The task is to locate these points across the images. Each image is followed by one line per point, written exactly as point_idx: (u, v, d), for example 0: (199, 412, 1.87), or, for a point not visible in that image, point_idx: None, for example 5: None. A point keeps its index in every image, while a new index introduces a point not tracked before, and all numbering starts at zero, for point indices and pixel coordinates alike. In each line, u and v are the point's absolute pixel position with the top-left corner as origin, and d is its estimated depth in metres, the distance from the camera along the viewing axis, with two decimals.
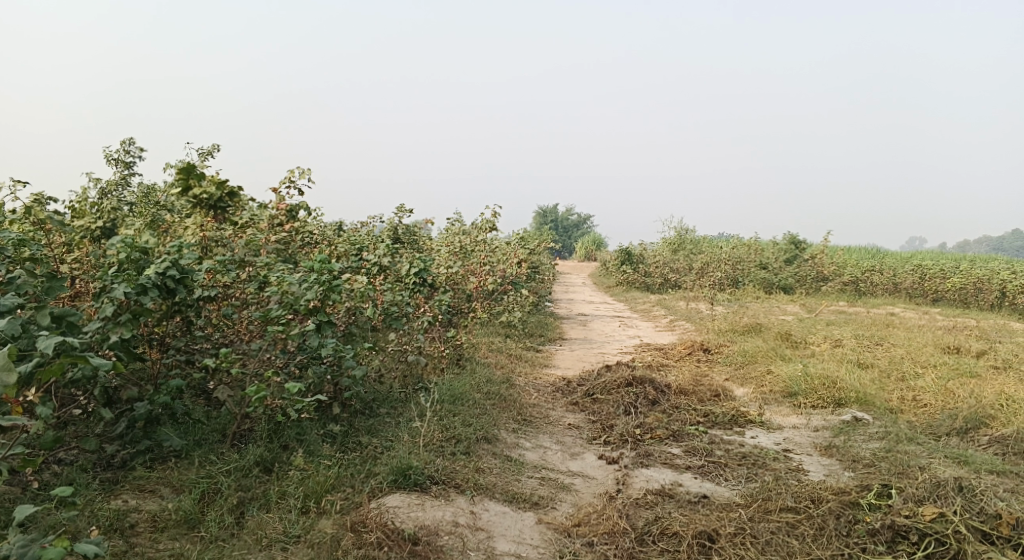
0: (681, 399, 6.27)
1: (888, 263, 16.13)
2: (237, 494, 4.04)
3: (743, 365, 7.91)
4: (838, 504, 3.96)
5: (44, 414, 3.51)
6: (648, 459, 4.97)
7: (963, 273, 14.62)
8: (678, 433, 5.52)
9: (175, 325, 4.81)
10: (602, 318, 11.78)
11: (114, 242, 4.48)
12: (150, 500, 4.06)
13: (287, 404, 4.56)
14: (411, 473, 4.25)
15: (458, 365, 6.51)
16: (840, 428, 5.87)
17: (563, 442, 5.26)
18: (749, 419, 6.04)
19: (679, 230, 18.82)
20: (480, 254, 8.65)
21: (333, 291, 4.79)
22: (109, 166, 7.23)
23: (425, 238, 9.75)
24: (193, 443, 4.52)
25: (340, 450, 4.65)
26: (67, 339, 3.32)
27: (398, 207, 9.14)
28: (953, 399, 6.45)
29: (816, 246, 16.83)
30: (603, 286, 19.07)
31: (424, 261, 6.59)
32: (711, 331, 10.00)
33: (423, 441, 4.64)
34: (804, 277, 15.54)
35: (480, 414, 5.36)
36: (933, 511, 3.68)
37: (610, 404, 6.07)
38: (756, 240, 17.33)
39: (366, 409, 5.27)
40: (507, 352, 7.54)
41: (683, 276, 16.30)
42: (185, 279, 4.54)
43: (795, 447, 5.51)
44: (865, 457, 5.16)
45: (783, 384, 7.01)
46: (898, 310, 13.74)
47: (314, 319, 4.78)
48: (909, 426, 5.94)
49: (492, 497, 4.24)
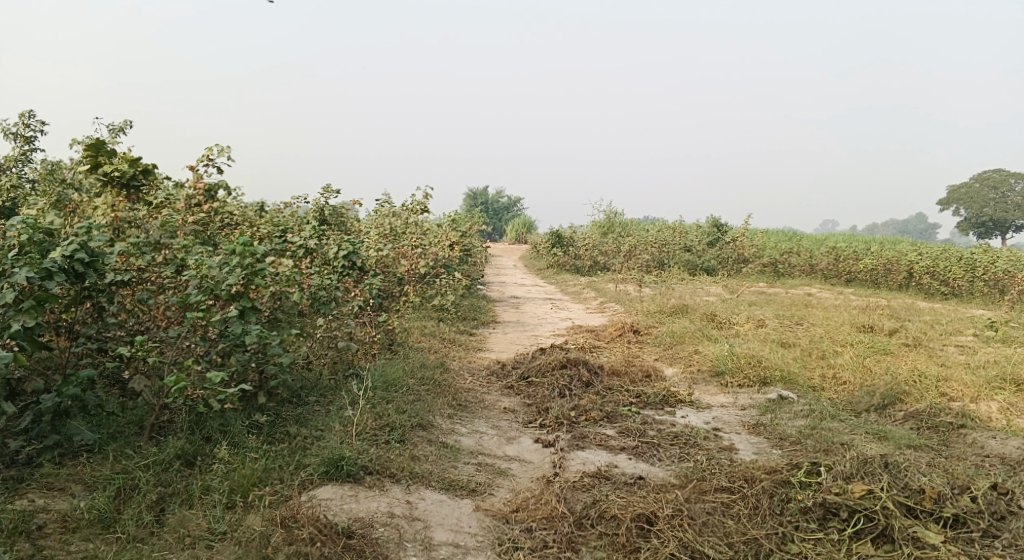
0: (613, 381, 6.29)
1: (804, 246, 16.65)
2: (157, 490, 3.84)
3: (672, 345, 8.02)
4: (771, 483, 4.02)
5: None
6: (583, 442, 4.96)
7: (874, 255, 15.20)
8: (612, 414, 5.53)
9: (85, 311, 4.54)
10: (534, 300, 11.80)
11: (14, 222, 4.17)
12: (60, 498, 3.81)
13: (209, 394, 4.34)
14: (343, 464, 4.10)
15: (389, 350, 6.37)
16: (766, 407, 6.00)
17: (499, 427, 5.20)
18: (679, 399, 6.10)
19: (608, 212, 18.98)
20: (410, 236, 8.49)
21: (257, 276, 4.60)
22: (7, 141, 6.75)
23: (353, 220, 9.51)
24: (107, 437, 4.27)
25: (268, 441, 4.47)
26: None
27: (324, 187, 8.88)
28: (871, 377, 6.67)
29: (738, 228, 17.22)
30: (533, 270, 19.07)
31: (353, 243, 6.42)
32: (640, 313, 10.10)
33: (356, 430, 4.50)
34: (726, 258, 15.98)
35: (414, 400, 5.25)
36: (862, 488, 3.77)
37: (545, 387, 6.04)
38: (680, 223, 17.63)
39: (295, 397, 5.09)
40: (440, 336, 7.43)
41: (611, 258, 16.47)
42: (96, 262, 4.28)
43: (724, 426, 5.59)
44: (791, 435, 5.28)
45: (711, 364, 7.13)
46: (814, 291, 14.20)
47: (237, 305, 4.58)
48: (831, 404, 6.11)
49: (428, 485, 4.14)
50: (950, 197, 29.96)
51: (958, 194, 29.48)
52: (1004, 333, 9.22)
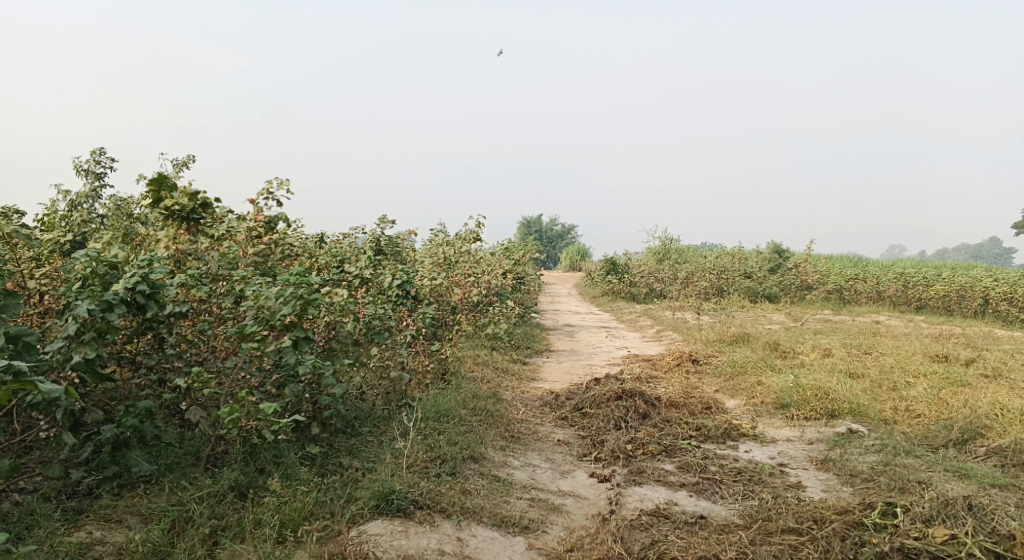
0: (672, 413, 6.09)
1: (870, 271, 16.11)
2: (210, 523, 3.81)
3: (733, 376, 7.76)
4: (842, 525, 3.78)
5: None
6: (641, 477, 4.78)
7: (947, 281, 14.59)
8: (671, 448, 5.33)
9: (147, 342, 4.61)
10: (589, 329, 11.62)
11: (79, 255, 4.25)
12: (116, 530, 3.81)
13: (262, 425, 4.32)
14: (394, 498, 4.02)
15: (443, 380, 6.30)
16: (835, 441, 5.72)
17: (553, 460, 5.06)
18: (741, 433, 5.87)
19: (664, 239, 18.72)
20: (464, 265, 8.45)
21: (311, 306, 4.59)
22: (78, 178, 6.98)
23: (408, 249, 9.53)
24: (164, 468, 4.27)
25: (320, 473, 4.41)
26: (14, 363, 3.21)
27: (380, 218, 8.94)
28: (948, 410, 6.31)
29: (800, 254, 16.77)
30: (588, 297, 18.89)
31: (407, 272, 6.40)
32: (699, 342, 9.85)
33: (407, 463, 4.43)
34: (788, 285, 15.54)
35: (466, 431, 5.15)
36: (944, 533, 3.54)
37: (600, 418, 5.87)
38: (739, 249, 17.27)
39: (348, 428, 5.05)
40: (493, 366, 7.34)
41: (668, 286, 16.19)
42: (156, 294, 4.33)
43: (790, 462, 5.34)
44: (863, 471, 5.01)
45: (775, 396, 6.86)
46: (883, 318, 13.67)
47: (291, 335, 4.59)
48: (905, 438, 5.80)
49: (480, 521, 4.02)
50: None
51: None
52: None
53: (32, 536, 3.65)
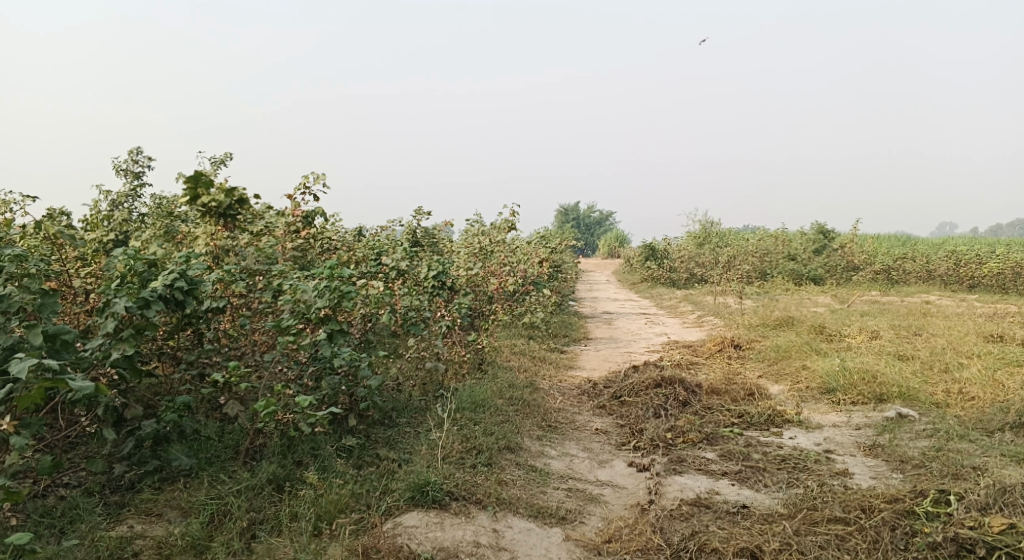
0: (713, 400, 5.97)
1: (920, 251, 15.67)
2: (248, 516, 3.82)
3: (776, 361, 7.59)
4: (892, 514, 3.63)
5: (21, 444, 3.34)
6: (681, 466, 4.68)
7: (1000, 259, 14.14)
8: (712, 436, 5.22)
9: (187, 338, 4.64)
10: (628, 316, 11.49)
11: (117, 254, 4.27)
12: (157, 524, 3.85)
13: (299, 417, 4.29)
14: (429, 489, 3.99)
15: (479, 370, 6.26)
16: (883, 426, 5.55)
17: (591, 449, 4.98)
18: (785, 419, 5.73)
19: (704, 223, 18.44)
20: (501, 254, 8.38)
21: (346, 299, 4.57)
22: (118, 178, 7.08)
23: (444, 240, 9.50)
24: (204, 461, 4.28)
25: (357, 465, 4.39)
26: (44, 361, 3.22)
27: (416, 210, 8.92)
28: (1003, 392, 6.08)
29: (846, 235, 16.36)
30: (628, 283, 18.71)
31: (443, 263, 6.34)
32: (741, 327, 9.66)
33: (442, 454, 4.39)
34: (834, 267, 15.16)
35: (503, 421, 5.11)
36: (1002, 522, 3.37)
37: (639, 406, 5.78)
38: (782, 231, 16.90)
39: (385, 419, 5.03)
40: (530, 355, 7.28)
41: (709, 270, 15.94)
42: (194, 290, 4.33)
43: (837, 448, 5.19)
44: (914, 457, 4.84)
45: (820, 381, 6.68)
46: (934, 298, 13.28)
47: (326, 328, 4.54)
48: (958, 422, 5.60)
49: (516, 512, 3.97)
50: None
51: None
52: None
53: (75, 531, 3.70)
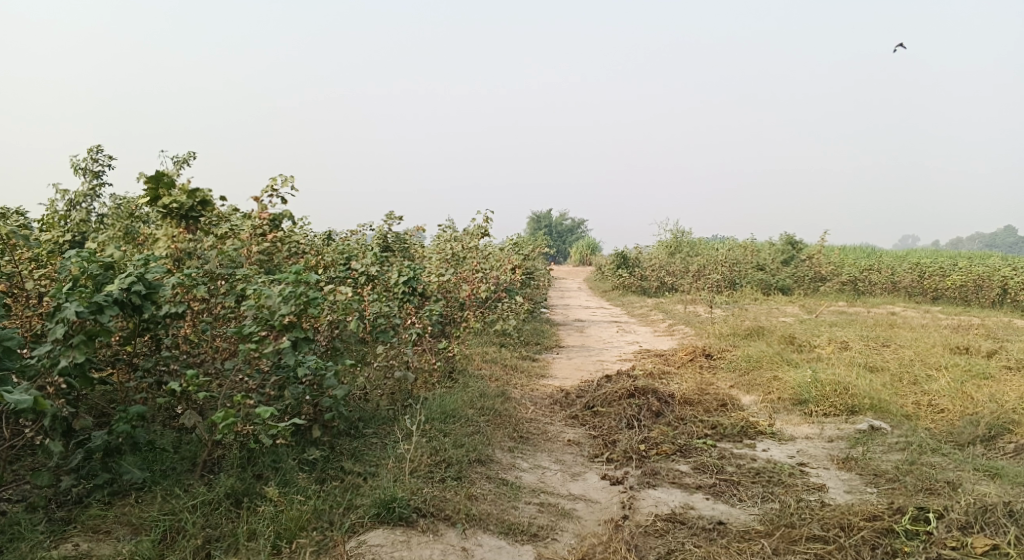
0: (686, 411, 5.88)
1: (885, 262, 15.86)
2: (203, 533, 3.64)
3: (747, 371, 7.55)
4: (872, 532, 3.56)
5: None
6: (654, 479, 4.58)
7: (963, 271, 14.35)
8: (686, 448, 5.13)
9: (144, 344, 4.43)
10: (600, 324, 11.41)
11: (69, 255, 4.05)
12: (105, 542, 3.64)
13: (259, 429, 4.09)
14: (395, 506, 3.84)
15: (450, 378, 6.10)
16: (856, 439, 5.52)
17: (563, 461, 4.86)
18: (758, 431, 5.67)
19: (676, 232, 18.47)
20: (473, 260, 8.23)
21: (312, 305, 4.40)
22: (76, 176, 6.82)
23: (416, 245, 9.33)
24: (158, 474, 4.08)
25: (320, 479, 4.21)
26: None
27: (387, 214, 8.74)
28: (972, 405, 6.11)
29: (813, 245, 16.48)
30: (599, 291, 18.67)
31: (414, 269, 6.19)
32: (712, 336, 9.62)
33: (411, 467, 4.24)
34: (802, 277, 15.28)
35: (474, 433, 4.96)
36: (985, 542, 3.32)
37: (612, 417, 5.67)
38: (752, 241, 16.99)
39: (351, 430, 4.85)
40: (502, 363, 7.14)
41: (680, 279, 15.94)
42: (152, 294, 4.12)
43: (810, 461, 5.14)
44: (887, 471, 4.80)
45: (792, 392, 6.64)
46: (899, 309, 13.43)
47: (289, 336, 4.37)
48: (930, 435, 5.58)
49: (487, 529, 3.83)
50: None
51: None
52: None
53: (15, 550, 3.48)
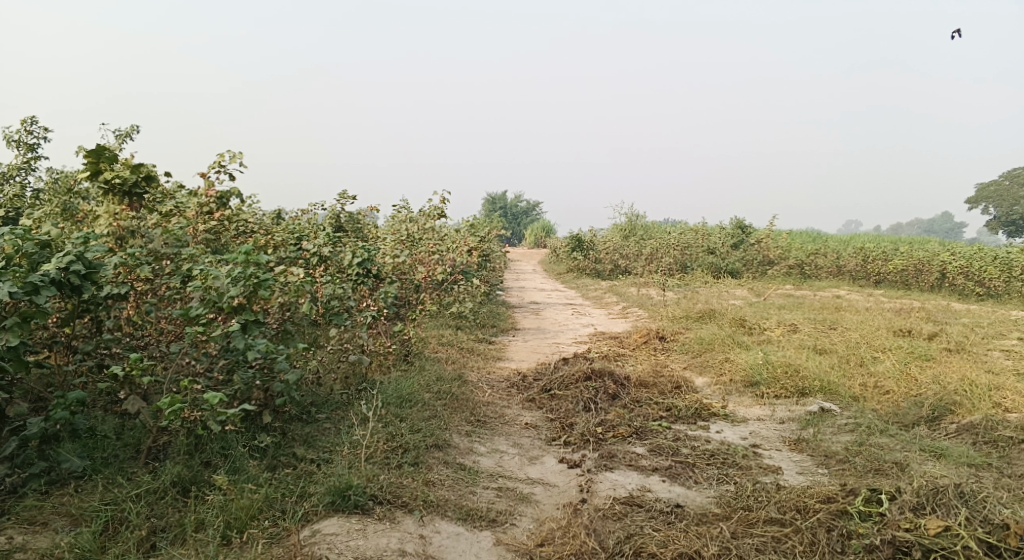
0: (642, 393, 5.89)
1: (831, 246, 16.20)
2: (148, 524, 3.51)
3: (700, 353, 7.62)
4: (828, 515, 3.60)
5: None
6: (612, 462, 4.57)
7: (905, 256, 14.73)
8: (642, 430, 5.14)
9: (83, 326, 4.23)
10: (555, 306, 11.41)
11: (2, 232, 3.83)
12: (42, 534, 3.47)
13: (207, 415, 3.94)
14: (350, 494, 3.75)
15: (405, 361, 6.00)
16: (807, 420, 5.60)
17: (521, 445, 4.82)
18: (712, 413, 5.71)
19: (630, 215, 18.56)
20: (428, 241, 8.11)
21: (262, 287, 4.26)
22: (9, 149, 6.48)
23: (369, 226, 9.16)
24: (99, 462, 3.90)
25: (271, 466, 4.08)
26: None
27: (340, 193, 8.56)
28: (917, 386, 6.26)
29: (762, 229, 16.74)
30: (554, 274, 18.69)
31: (368, 250, 6.06)
32: (665, 319, 9.69)
33: (366, 454, 4.15)
34: (750, 261, 15.52)
35: (430, 417, 4.88)
36: (938, 524, 3.37)
37: (569, 400, 5.65)
38: (703, 225, 17.17)
39: (304, 415, 4.73)
40: (458, 346, 7.07)
41: (633, 263, 16.04)
42: (92, 275, 3.94)
43: (763, 443, 5.20)
44: (838, 452, 4.88)
45: (744, 373, 6.72)
46: (844, 293, 13.73)
47: (239, 319, 4.23)
48: (877, 416, 5.70)
49: (444, 515, 3.77)
50: (979, 196, 29.39)
51: (987, 193, 28.81)
52: None
53: None
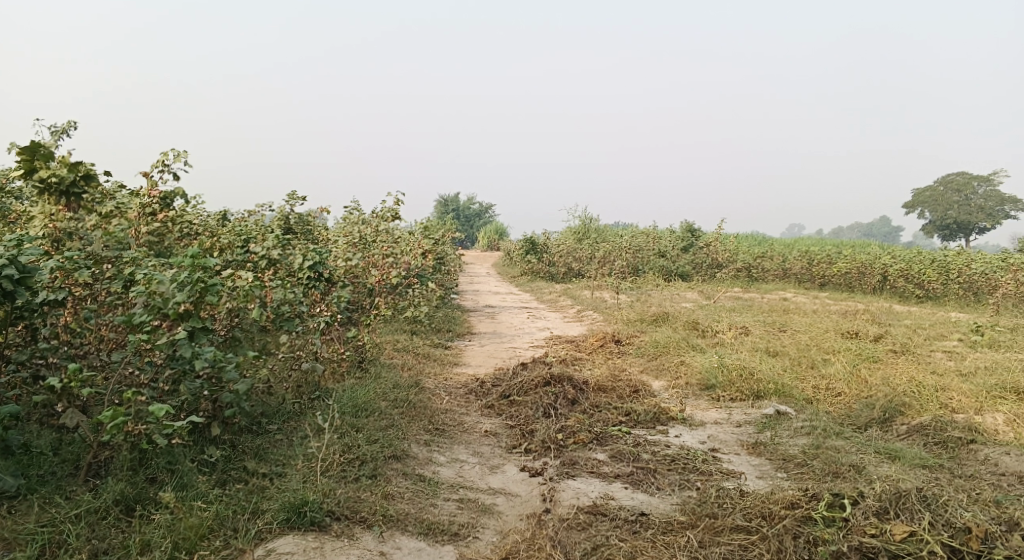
0: (600, 398, 5.85)
1: (778, 249, 16.48)
2: (89, 547, 3.31)
3: (656, 356, 7.62)
4: (793, 521, 3.59)
5: None
6: (573, 469, 4.51)
7: (848, 258, 15.04)
8: (602, 436, 5.08)
9: (17, 334, 3.99)
10: (510, 310, 11.33)
11: None
12: None
13: (152, 428, 3.74)
14: (306, 510, 3.60)
15: (360, 369, 5.85)
16: (764, 423, 5.62)
17: (481, 454, 4.72)
18: (671, 417, 5.70)
19: (582, 218, 18.61)
20: (381, 244, 7.95)
21: (209, 292, 4.05)
22: None
23: (320, 228, 8.96)
24: (35, 480, 3.67)
25: (221, 481, 3.91)
26: None
27: (290, 195, 8.35)
28: (867, 388, 6.34)
29: (711, 233, 16.94)
30: (507, 277, 18.64)
31: (320, 252, 5.89)
32: (619, 322, 9.69)
33: (322, 467, 4.00)
34: (699, 264, 15.69)
35: (387, 426, 4.75)
36: (904, 529, 3.39)
37: (528, 406, 5.57)
38: (654, 228, 17.31)
39: (255, 426, 4.55)
40: (413, 352, 6.93)
41: (585, 266, 16.07)
42: (27, 279, 3.72)
43: (721, 447, 5.19)
44: (796, 455, 4.89)
45: (700, 377, 6.74)
46: (790, 295, 13.95)
47: (185, 326, 4.00)
48: (831, 419, 5.76)
49: (404, 530, 3.66)
50: (915, 201, 30.30)
51: (922, 197, 29.69)
52: (988, 338, 9.13)
53: None
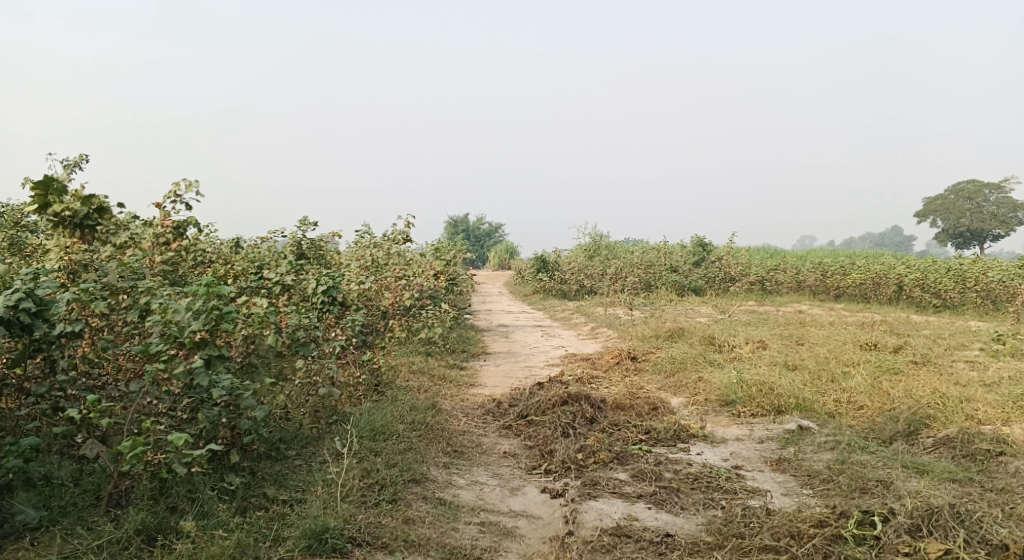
0: (619, 416, 5.79)
1: (791, 262, 16.37)
2: None
3: (674, 372, 7.55)
4: (823, 540, 3.52)
5: None
6: (595, 490, 4.45)
7: (862, 269, 14.92)
8: (623, 455, 5.02)
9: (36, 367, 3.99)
10: (524, 328, 11.28)
11: None
12: None
13: (172, 457, 3.72)
14: (328, 537, 3.57)
15: (376, 392, 5.81)
16: (786, 439, 5.55)
17: (501, 476, 4.67)
18: (691, 434, 5.63)
19: (593, 235, 18.57)
20: (394, 267, 7.94)
21: (225, 320, 4.03)
22: None
23: (332, 252, 8.96)
24: (56, 512, 3.65)
25: (241, 509, 3.87)
26: None
27: (301, 220, 8.36)
28: (890, 401, 6.25)
29: (724, 247, 16.86)
30: (520, 295, 18.59)
31: (333, 277, 5.88)
32: (635, 338, 9.62)
33: (342, 492, 3.96)
34: (712, 278, 15.60)
35: (405, 450, 4.71)
36: (939, 548, 3.35)
37: (546, 426, 5.52)
38: (665, 243, 17.24)
39: (273, 452, 4.52)
40: (429, 373, 6.88)
41: (598, 283, 16.01)
42: (44, 312, 3.72)
43: (744, 463, 5.12)
44: (821, 471, 4.82)
45: (719, 393, 6.67)
46: (806, 308, 13.84)
47: (202, 354, 3.98)
48: (855, 433, 5.67)
49: (427, 555, 3.61)
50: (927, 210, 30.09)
51: (935, 206, 29.46)
52: (1009, 346, 9.01)
53: None
